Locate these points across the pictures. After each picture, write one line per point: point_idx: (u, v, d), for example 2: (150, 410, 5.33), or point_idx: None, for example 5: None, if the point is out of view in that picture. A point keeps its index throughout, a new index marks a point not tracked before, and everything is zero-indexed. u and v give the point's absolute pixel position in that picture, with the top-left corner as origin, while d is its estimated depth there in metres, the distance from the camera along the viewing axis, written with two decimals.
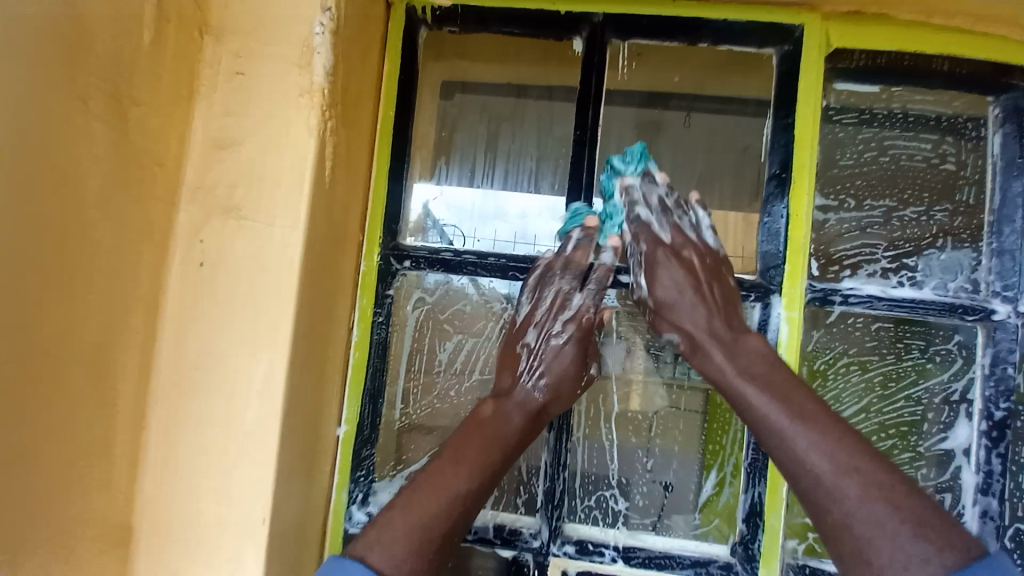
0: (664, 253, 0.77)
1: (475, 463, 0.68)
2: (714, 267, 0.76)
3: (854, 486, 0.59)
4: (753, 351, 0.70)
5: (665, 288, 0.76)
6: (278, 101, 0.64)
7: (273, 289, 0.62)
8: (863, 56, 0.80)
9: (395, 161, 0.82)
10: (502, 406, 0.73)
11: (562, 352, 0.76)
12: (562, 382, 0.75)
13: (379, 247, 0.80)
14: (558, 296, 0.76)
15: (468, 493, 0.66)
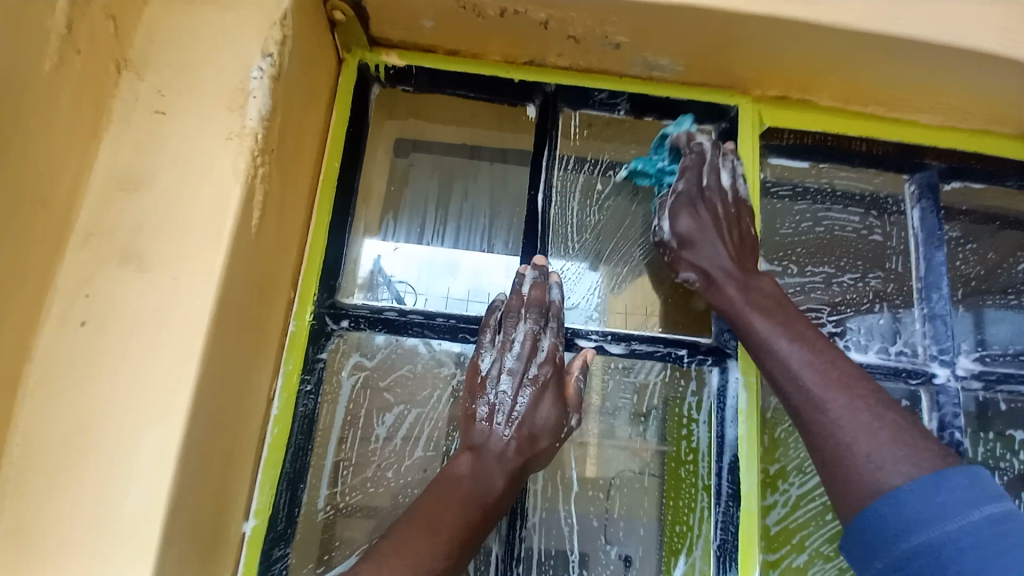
0: (695, 191, 0.75)
1: (435, 531, 0.60)
2: (743, 207, 0.76)
3: (833, 393, 0.62)
4: (762, 287, 0.70)
5: (698, 236, 0.74)
6: (206, 142, 0.59)
7: (175, 352, 0.53)
8: (790, 135, 0.86)
9: (337, 215, 0.77)
10: (482, 463, 0.64)
11: (542, 392, 0.67)
12: (543, 429, 0.67)
13: (314, 306, 0.72)
14: (529, 339, 0.68)
15: (440, 570, 0.58)
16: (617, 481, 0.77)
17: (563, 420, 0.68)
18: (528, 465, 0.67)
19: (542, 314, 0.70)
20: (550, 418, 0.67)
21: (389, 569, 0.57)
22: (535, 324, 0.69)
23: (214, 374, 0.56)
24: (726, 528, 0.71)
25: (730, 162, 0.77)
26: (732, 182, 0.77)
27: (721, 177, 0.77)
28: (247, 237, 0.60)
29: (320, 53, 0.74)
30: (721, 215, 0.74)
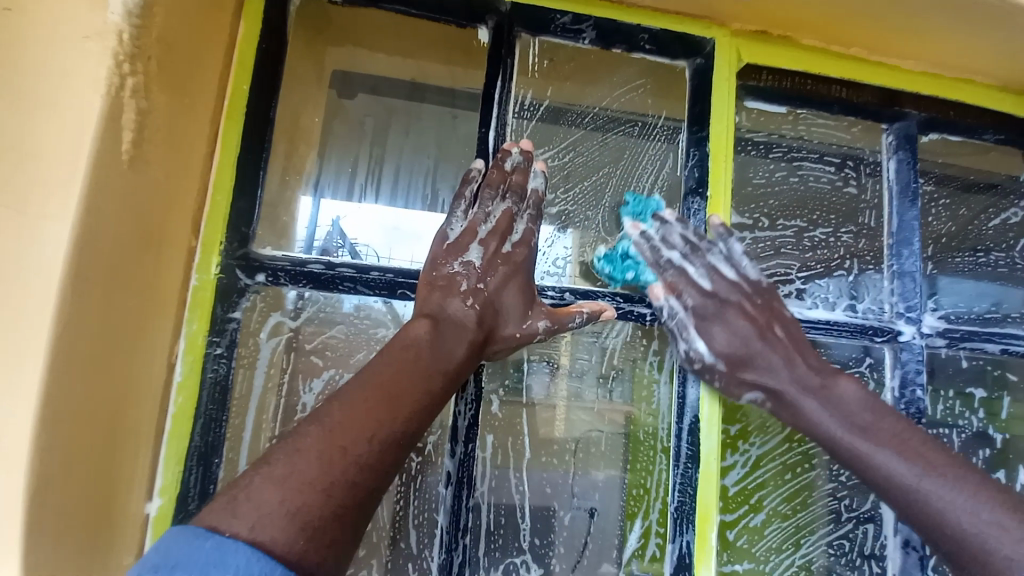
0: (727, 287, 0.68)
1: (394, 396, 0.51)
2: (769, 290, 0.69)
3: (935, 481, 0.58)
4: (825, 365, 0.66)
5: (713, 325, 0.67)
6: (53, 44, 0.46)
7: (21, 309, 0.42)
8: (768, 77, 0.78)
9: (249, 151, 0.65)
10: (441, 332, 0.57)
11: (513, 269, 0.63)
12: (506, 309, 0.63)
13: (221, 256, 0.62)
14: (506, 215, 0.64)
15: (399, 434, 0.50)
16: (573, 447, 0.71)
17: (529, 313, 0.63)
18: (487, 349, 0.62)
19: (521, 198, 0.66)
20: (515, 306, 0.63)
21: (341, 442, 0.46)
22: (513, 202, 0.65)
23: (80, 335, 0.45)
24: (684, 490, 0.67)
25: (672, 220, 0.69)
26: (738, 272, 0.69)
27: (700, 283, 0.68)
28: (117, 167, 0.48)
29: None
30: (751, 312, 0.67)
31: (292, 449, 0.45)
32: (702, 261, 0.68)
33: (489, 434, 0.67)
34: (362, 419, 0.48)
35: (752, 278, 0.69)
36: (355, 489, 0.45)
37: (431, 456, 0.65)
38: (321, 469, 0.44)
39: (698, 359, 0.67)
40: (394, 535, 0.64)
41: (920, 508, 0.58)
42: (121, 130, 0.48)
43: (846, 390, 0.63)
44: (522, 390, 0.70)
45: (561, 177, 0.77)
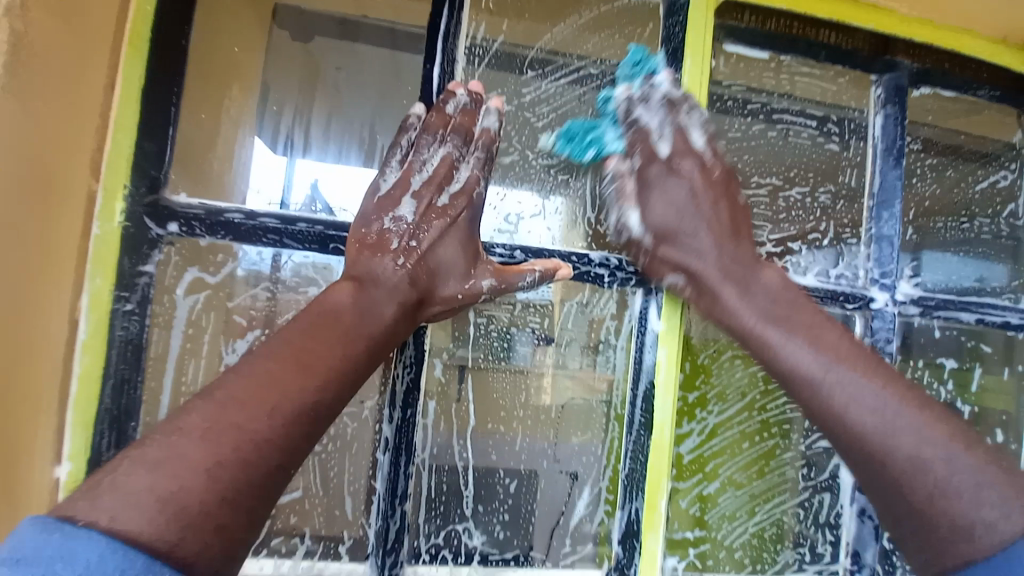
0: (664, 169, 0.62)
1: (307, 363, 0.47)
2: (725, 179, 0.63)
3: (843, 371, 0.55)
4: (796, 306, 0.59)
5: (665, 189, 0.62)
6: None
7: None
8: (751, 17, 0.72)
9: (158, 83, 0.58)
10: (366, 296, 0.53)
11: (454, 225, 0.58)
12: (445, 268, 0.58)
13: (126, 204, 0.56)
14: (445, 163, 0.58)
15: (313, 400, 0.46)
16: (521, 413, 0.68)
17: (470, 273, 0.59)
18: (424, 311, 0.57)
19: (464, 140, 0.59)
20: (454, 263, 0.58)
21: (238, 417, 0.42)
22: (455, 146, 0.59)
23: None
24: (636, 458, 0.64)
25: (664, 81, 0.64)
26: (698, 139, 0.63)
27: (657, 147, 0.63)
28: None
29: None
30: (708, 177, 0.63)
31: (170, 430, 0.40)
32: (620, 217, 0.63)
33: (431, 401, 0.63)
34: (262, 390, 0.44)
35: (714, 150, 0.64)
36: (251, 472, 0.41)
37: (367, 423, 0.61)
38: (211, 449, 0.40)
39: (623, 232, 0.63)
40: (329, 502, 0.61)
41: (825, 401, 0.55)
42: None
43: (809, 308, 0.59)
44: (508, 356, 0.67)
45: (518, 127, 0.70)
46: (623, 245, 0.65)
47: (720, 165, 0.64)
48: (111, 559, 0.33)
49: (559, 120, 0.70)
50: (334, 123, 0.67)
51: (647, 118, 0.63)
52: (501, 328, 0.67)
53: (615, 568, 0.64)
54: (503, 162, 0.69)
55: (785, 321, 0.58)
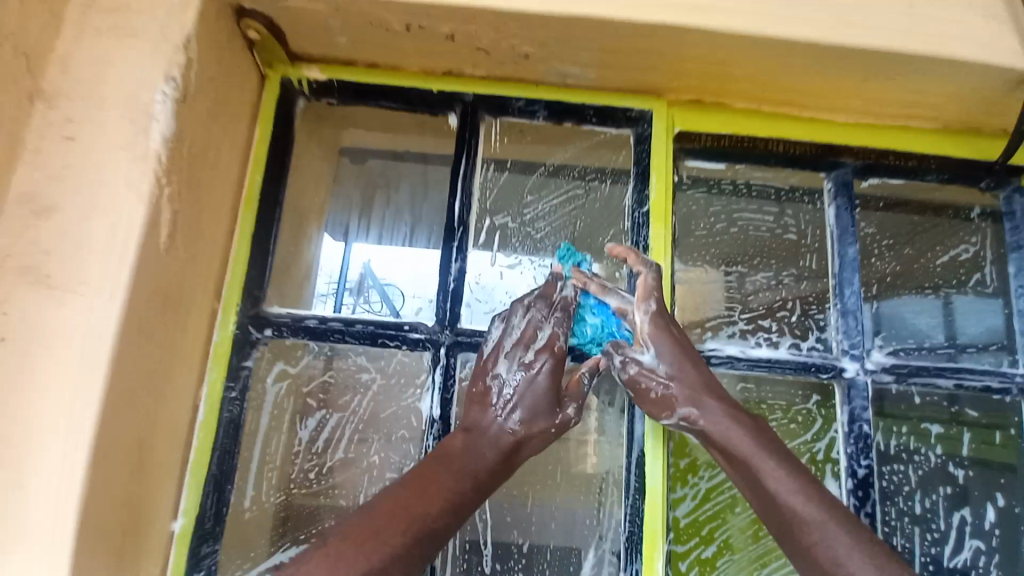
0: (668, 321, 0.72)
1: (437, 495, 0.64)
2: (699, 336, 0.75)
3: (802, 495, 0.65)
4: (757, 422, 0.71)
5: (673, 338, 0.71)
6: (111, 166, 0.62)
7: (83, 357, 0.57)
8: (708, 137, 0.87)
9: (261, 227, 0.81)
10: (472, 440, 0.69)
11: (536, 383, 0.71)
12: (533, 415, 0.71)
13: (237, 314, 0.77)
14: (530, 326, 0.72)
15: (434, 525, 0.62)
16: (531, 479, 0.79)
17: (556, 411, 0.71)
18: (520, 448, 0.70)
19: (549, 304, 0.73)
20: (540, 407, 0.71)
21: (376, 527, 0.61)
22: (541, 305, 0.73)
23: (122, 385, 0.59)
24: (633, 519, 0.74)
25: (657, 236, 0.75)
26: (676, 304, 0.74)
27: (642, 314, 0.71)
28: (153, 254, 0.63)
29: (237, 74, 0.78)
30: (689, 336, 0.74)
31: None
32: (628, 356, 0.71)
33: None
34: (379, 534, 0.60)
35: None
36: (382, 571, 0.58)
37: None
38: None
39: (634, 368, 0.71)
40: None
41: (803, 531, 0.64)
42: (159, 225, 0.63)
43: (760, 419, 0.72)
44: None
45: (519, 234, 0.88)
46: (628, 378, 0.71)
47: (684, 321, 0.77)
48: None
49: (554, 230, 0.89)
50: (388, 221, 0.89)
51: (653, 285, 0.72)
52: None
53: None
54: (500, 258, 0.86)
55: (757, 436, 0.69)
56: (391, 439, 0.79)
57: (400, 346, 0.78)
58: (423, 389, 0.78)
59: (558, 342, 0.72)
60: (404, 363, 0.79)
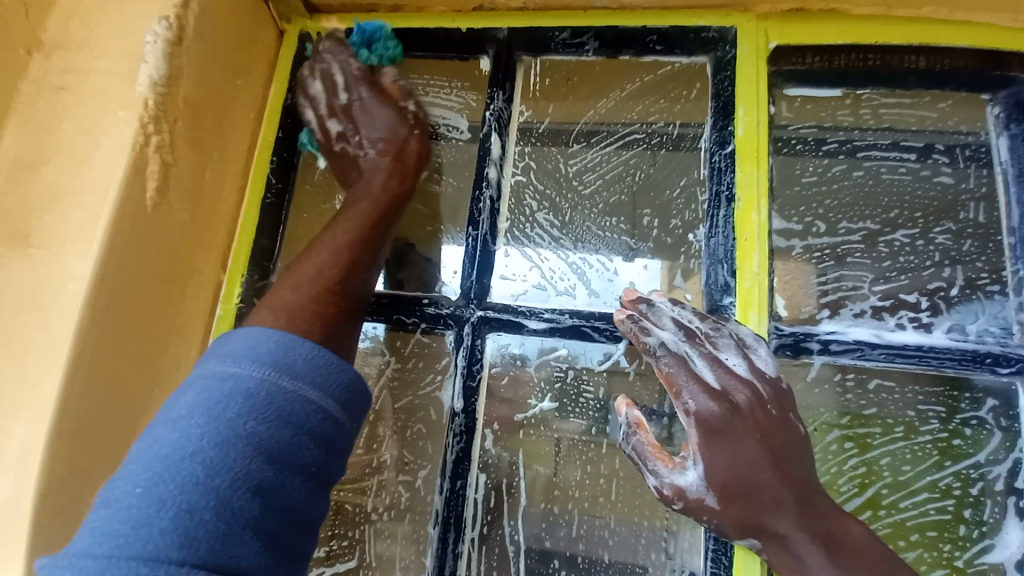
0: (719, 412, 0.49)
1: (347, 220, 0.61)
2: (783, 422, 0.49)
3: None
4: (851, 549, 0.47)
5: (723, 447, 0.48)
6: (99, 114, 0.56)
7: (51, 331, 0.50)
8: (818, 57, 0.66)
9: (271, 189, 0.71)
10: (358, 186, 0.65)
11: (366, 107, 0.67)
12: (387, 129, 0.67)
13: (242, 286, 0.68)
14: (323, 79, 0.69)
15: (358, 241, 0.60)
16: (578, 494, 0.63)
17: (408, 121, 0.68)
18: (416, 168, 0.67)
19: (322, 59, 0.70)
20: (388, 118, 0.67)
21: (314, 275, 0.57)
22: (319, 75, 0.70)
23: (94, 361, 0.52)
24: (718, 560, 0.54)
25: (665, 302, 0.55)
26: (725, 380, 0.51)
27: (704, 380, 0.51)
28: (138, 214, 0.55)
29: (247, 24, 0.70)
30: (762, 428, 0.49)
31: None
32: (661, 479, 0.50)
33: (483, 473, 0.62)
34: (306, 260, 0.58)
35: (769, 374, 0.51)
36: (328, 285, 0.56)
37: (422, 492, 0.63)
38: None
39: (677, 499, 0.49)
40: (386, 571, 0.62)
41: None
42: (146, 179, 0.56)
43: (857, 539, 0.47)
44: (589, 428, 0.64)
45: (559, 192, 0.71)
46: (678, 509, 0.50)
47: (773, 392, 0.51)
48: (270, 336, 0.48)
49: (606, 185, 0.72)
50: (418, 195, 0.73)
51: (680, 370, 0.51)
52: (555, 402, 0.64)
53: None
54: (538, 221, 0.70)
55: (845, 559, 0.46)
56: (406, 435, 0.65)
57: (418, 323, 0.65)
58: (443, 375, 0.64)
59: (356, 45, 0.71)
60: (422, 346, 0.66)
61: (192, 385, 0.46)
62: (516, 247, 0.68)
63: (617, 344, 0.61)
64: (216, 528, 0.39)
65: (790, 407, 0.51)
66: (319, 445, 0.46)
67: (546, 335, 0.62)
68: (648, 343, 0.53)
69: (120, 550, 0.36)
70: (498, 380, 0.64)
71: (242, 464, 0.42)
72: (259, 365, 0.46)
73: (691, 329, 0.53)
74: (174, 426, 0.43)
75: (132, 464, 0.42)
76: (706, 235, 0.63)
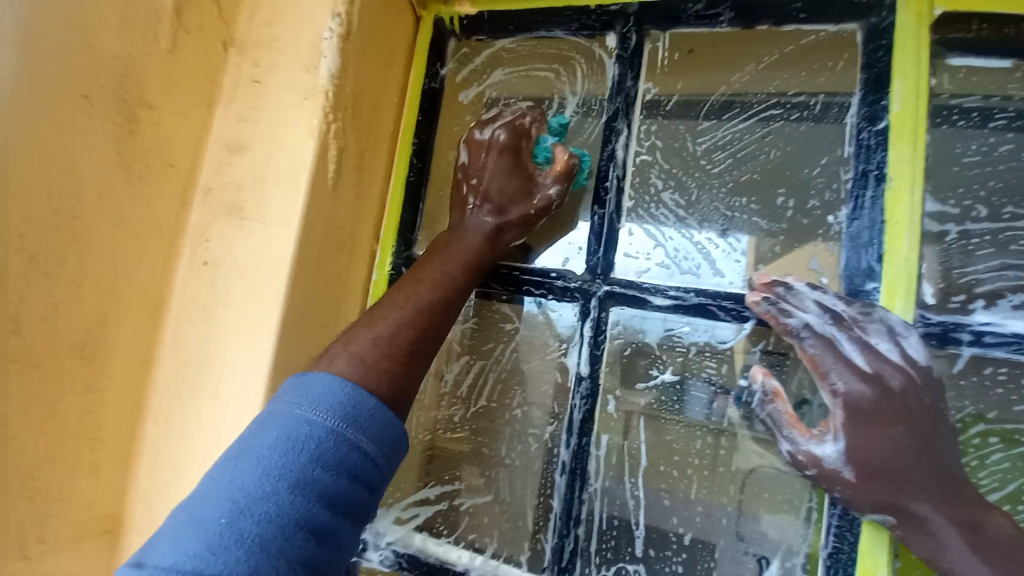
0: (867, 394, 0.53)
1: (435, 277, 0.63)
2: (933, 409, 0.52)
3: None
4: (997, 542, 0.48)
5: (869, 426, 0.52)
6: (288, 105, 0.66)
7: (264, 289, 0.63)
8: (984, 27, 0.60)
9: (412, 167, 0.79)
10: (456, 236, 0.68)
11: (500, 166, 0.69)
12: (507, 191, 0.69)
13: (392, 256, 0.77)
14: (514, 115, 0.71)
15: (442, 302, 0.62)
16: (696, 461, 0.67)
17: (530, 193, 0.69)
18: (505, 231, 0.68)
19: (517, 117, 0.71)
20: (509, 186, 0.69)
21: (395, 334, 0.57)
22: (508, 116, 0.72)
23: (295, 314, 0.64)
24: (841, 537, 0.56)
25: (805, 286, 0.57)
26: (876, 365, 0.53)
27: (851, 364, 0.54)
28: (322, 192, 0.65)
29: (393, 13, 0.76)
30: (912, 414, 0.52)
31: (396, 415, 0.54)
32: (796, 446, 0.55)
33: (605, 434, 0.67)
34: (424, 275, 0.64)
35: (920, 363, 0.53)
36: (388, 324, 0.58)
37: (548, 443, 0.71)
38: None
39: (811, 465, 0.54)
40: (513, 508, 0.71)
41: None
42: (326, 161, 0.66)
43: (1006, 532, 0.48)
44: (678, 408, 0.68)
45: (686, 171, 0.72)
46: (811, 478, 0.54)
47: (926, 381, 0.53)
48: (353, 396, 0.50)
49: (737, 164, 0.71)
50: None
51: (826, 352, 0.55)
52: (676, 375, 0.68)
53: None
54: (663, 201, 0.72)
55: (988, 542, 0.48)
56: (534, 394, 0.73)
57: (546, 295, 0.71)
58: (569, 340, 0.70)
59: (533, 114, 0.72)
60: (549, 315, 0.72)
61: (270, 420, 0.48)
62: (639, 225, 0.71)
63: (743, 323, 0.63)
64: (281, 567, 0.41)
65: (939, 400, 0.53)
66: (366, 488, 0.48)
67: (670, 312, 0.65)
68: (791, 325, 0.56)
69: (204, 575, 0.38)
70: (619, 350, 0.68)
71: (303, 509, 0.44)
72: (329, 414, 0.49)
73: (839, 315, 0.56)
74: (253, 461, 0.45)
75: (212, 486, 0.44)
76: (848, 218, 0.62)
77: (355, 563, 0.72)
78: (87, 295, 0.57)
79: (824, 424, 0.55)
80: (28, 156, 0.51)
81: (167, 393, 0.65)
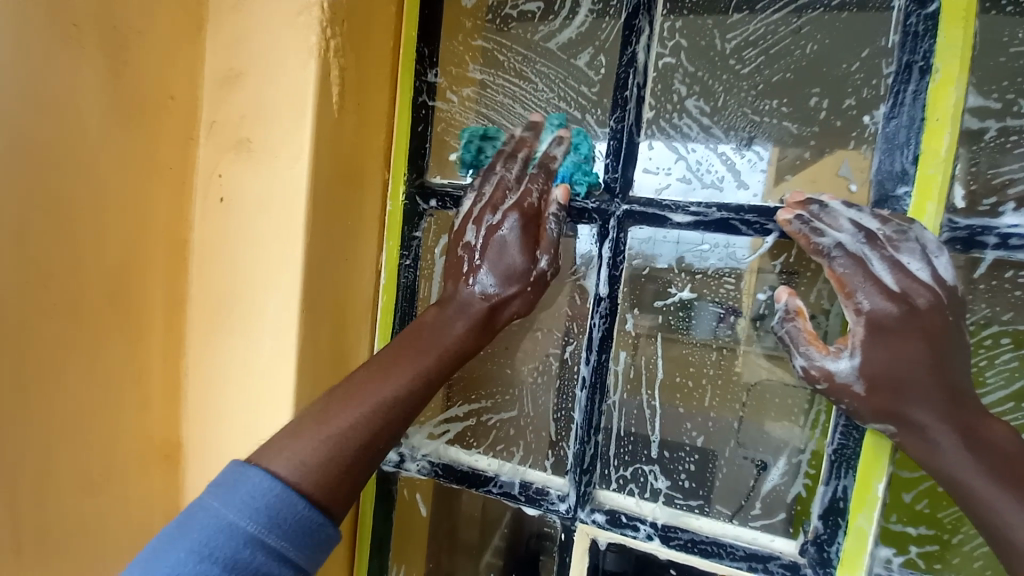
0: (889, 312, 0.54)
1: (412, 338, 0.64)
2: (955, 327, 0.53)
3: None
4: (992, 447, 0.51)
5: (887, 342, 0.54)
6: (279, 23, 0.62)
7: (286, 225, 0.63)
8: None
9: (418, 85, 0.74)
10: (444, 312, 0.67)
11: (503, 248, 0.67)
12: (504, 282, 0.67)
13: (404, 186, 0.75)
14: (498, 188, 0.68)
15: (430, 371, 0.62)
16: (710, 372, 0.70)
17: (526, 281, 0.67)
18: (501, 309, 0.68)
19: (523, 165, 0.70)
20: (517, 265, 0.67)
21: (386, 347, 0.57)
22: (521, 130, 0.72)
23: (317, 247, 0.65)
24: (848, 433, 0.59)
25: (840, 203, 0.56)
26: (903, 283, 0.54)
27: (876, 283, 0.54)
28: (327, 118, 0.63)
29: None
30: (932, 332, 0.53)
31: None
32: (810, 361, 0.57)
33: (623, 350, 0.70)
34: (431, 336, 0.65)
35: (948, 281, 0.53)
36: None
37: (568, 362, 0.73)
38: None
39: (822, 379, 0.56)
40: (535, 422, 0.76)
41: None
42: (329, 85, 0.63)
43: (1006, 442, 0.51)
44: (690, 327, 0.70)
45: (712, 73, 0.68)
46: (822, 390, 0.57)
47: (951, 300, 0.53)
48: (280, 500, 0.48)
49: (768, 62, 0.66)
50: (551, 71, 0.74)
51: (856, 271, 0.55)
52: (694, 293, 0.69)
53: (811, 541, 0.60)
54: (687, 108, 0.68)
55: (989, 455, 0.50)
56: (553, 317, 0.75)
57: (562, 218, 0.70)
58: (586, 266, 0.70)
59: (537, 116, 0.71)
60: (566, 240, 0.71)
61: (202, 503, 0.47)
62: (660, 138, 0.68)
63: (765, 238, 0.62)
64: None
65: (961, 318, 0.53)
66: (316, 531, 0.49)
67: (690, 229, 0.64)
68: (820, 244, 0.56)
69: None
70: (638, 271, 0.69)
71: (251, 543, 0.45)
72: (253, 518, 0.46)
73: (871, 235, 0.55)
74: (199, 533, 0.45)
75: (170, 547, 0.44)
76: (886, 117, 0.58)
77: (393, 473, 0.79)
78: (115, 238, 0.59)
79: (841, 342, 0.57)
80: (31, 96, 0.51)
81: (206, 328, 0.68)
